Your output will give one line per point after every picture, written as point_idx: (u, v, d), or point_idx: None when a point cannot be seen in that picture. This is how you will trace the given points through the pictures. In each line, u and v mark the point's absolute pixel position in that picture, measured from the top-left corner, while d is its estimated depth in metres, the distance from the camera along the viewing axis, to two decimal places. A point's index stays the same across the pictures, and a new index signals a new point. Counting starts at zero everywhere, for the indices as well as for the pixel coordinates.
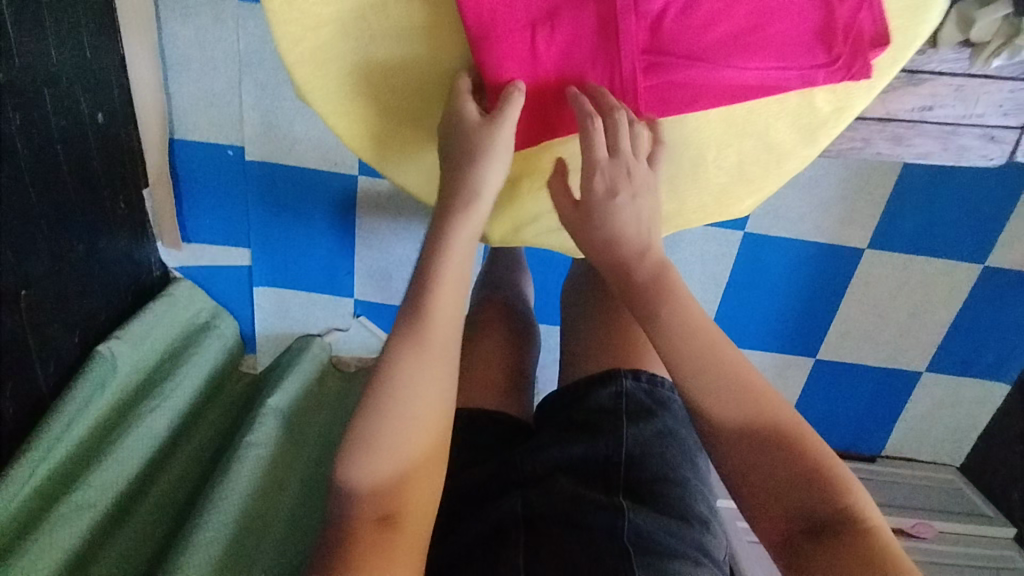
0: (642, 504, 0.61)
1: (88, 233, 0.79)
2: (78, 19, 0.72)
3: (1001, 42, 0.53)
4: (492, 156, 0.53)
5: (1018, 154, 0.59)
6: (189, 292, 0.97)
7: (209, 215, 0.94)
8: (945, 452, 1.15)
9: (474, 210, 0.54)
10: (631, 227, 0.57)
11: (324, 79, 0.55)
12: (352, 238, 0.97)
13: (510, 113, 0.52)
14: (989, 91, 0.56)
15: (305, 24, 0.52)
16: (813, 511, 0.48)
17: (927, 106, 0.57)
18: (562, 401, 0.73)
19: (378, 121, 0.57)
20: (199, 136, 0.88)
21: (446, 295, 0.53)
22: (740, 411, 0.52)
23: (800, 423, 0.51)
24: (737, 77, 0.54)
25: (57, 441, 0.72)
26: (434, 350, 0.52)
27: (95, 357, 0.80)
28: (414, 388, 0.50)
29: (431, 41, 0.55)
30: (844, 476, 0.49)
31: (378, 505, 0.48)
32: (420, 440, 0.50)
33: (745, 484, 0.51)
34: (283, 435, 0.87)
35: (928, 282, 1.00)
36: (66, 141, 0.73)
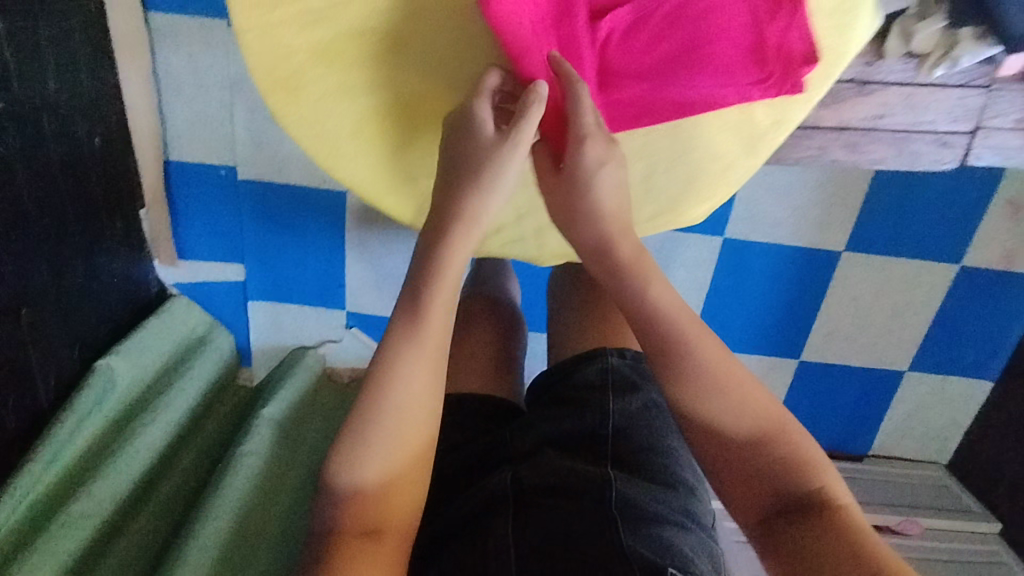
0: (631, 474, 0.63)
1: (86, 252, 0.82)
2: (75, 48, 0.76)
3: (941, 53, 0.57)
4: (493, 187, 0.58)
5: (969, 157, 0.63)
6: (185, 308, 1.00)
7: (203, 232, 0.98)
8: (933, 449, 1.16)
9: (472, 232, 0.59)
10: (610, 202, 0.60)
11: (297, 102, 0.57)
12: (343, 252, 1.00)
13: (525, 125, 0.55)
14: (939, 99, 0.60)
15: (275, 54, 0.55)
16: (781, 489, 0.53)
17: (878, 114, 0.62)
18: (551, 379, 0.77)
19: (348, 142, 0.59)
20: (193, 157, 0.92)
21: (438, 314, 0.58)
22: (713, 398, 0.56)
23: (777, 408, 0.56)
24: (679, 95, 0.57)
25: (58, 454, 0.75)
26: (420, 366, 0.56)
27: (94, 371, 0.83)
28: (404, 405, 0.55)
29: (390, 67, 0.57)
30: (816, 461, 0.54)
31: (361, 519, 0.53)
32: (405, 454, 0.55)
33: (721, 468, 0.55)
34: (278, 443, 0.89)
35: (907, 282, 1.02)
36: (64, 164, 0.76)
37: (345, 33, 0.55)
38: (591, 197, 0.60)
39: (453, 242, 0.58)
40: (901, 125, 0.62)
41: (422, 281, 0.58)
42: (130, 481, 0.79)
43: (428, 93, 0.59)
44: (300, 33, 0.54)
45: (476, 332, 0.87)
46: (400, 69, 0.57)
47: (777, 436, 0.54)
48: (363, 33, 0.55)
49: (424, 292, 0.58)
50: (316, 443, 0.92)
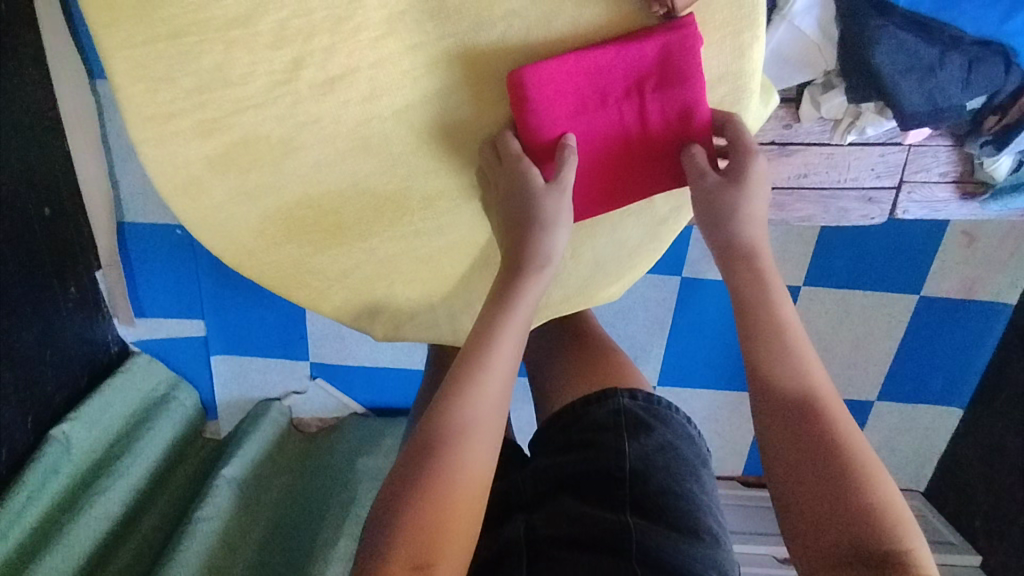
0: (651, 521, 0.61)
1: (39, 321, 0.81)
2: (22, 124, 0.76)
3: (850, 119, 0.66)
4: (555, 223, 0.57)
5: (894, 210, 0.73)
6: (146, 366, 1.00)
7: (160, 290, 0.98)
8: (908, 477, 1.15)
9: (544, 276, 0.58)
10: (749, 224, 0.59)
11: (205, 197, 0.56)
12: (302, 317, 1.02)
13: (569, 174, 0.56)
14: (859, 158, 0.69)
15: (173, 164, 0.54)
16: (864, 541, 0.46)
17: (802, 173, 0.70)
18: (558, 423, 0.75)
19: (255, 240, 0.59)
20: (150, 217, 0.92)
21: (505, 355, 0.55)
22: (790, 430, 0.51)
23: (863, 450, 0.50)
24: (599, 190, 0.60)
25: (10, 525, 0.74)
26: (490, 403, 0.53)
27: (49, 440, 0.83)
28: (474, 420, 0.52)
29: (280, 166, 0.56)
30: (900, 514, 0.47)
31: (412, 555, 0.46)
32: (473, 474, 0.51)
33: (795, 517, 0.49)
34: (236, 506, 0.89)
35: (869, 314, 1.02)
36: (13, 238, 0.76)
37: (242, 139, 0.54)
38: (739, 212, 0.58)
39: (522, 290, 0.57)
40: (827, 182, 0.71)
41: (493, 321, 0.56)
42: (80, 554, 0.78)
43: (332, 191, 0.58)
44: (196, 141, 0.53)
45: None
46: (297, 172, 0.56)
47: (865, 481, 0.48)
48: (259, 137, 0.54)
49: (493, 332, 0.55)
50: (273, 504, 0.93)
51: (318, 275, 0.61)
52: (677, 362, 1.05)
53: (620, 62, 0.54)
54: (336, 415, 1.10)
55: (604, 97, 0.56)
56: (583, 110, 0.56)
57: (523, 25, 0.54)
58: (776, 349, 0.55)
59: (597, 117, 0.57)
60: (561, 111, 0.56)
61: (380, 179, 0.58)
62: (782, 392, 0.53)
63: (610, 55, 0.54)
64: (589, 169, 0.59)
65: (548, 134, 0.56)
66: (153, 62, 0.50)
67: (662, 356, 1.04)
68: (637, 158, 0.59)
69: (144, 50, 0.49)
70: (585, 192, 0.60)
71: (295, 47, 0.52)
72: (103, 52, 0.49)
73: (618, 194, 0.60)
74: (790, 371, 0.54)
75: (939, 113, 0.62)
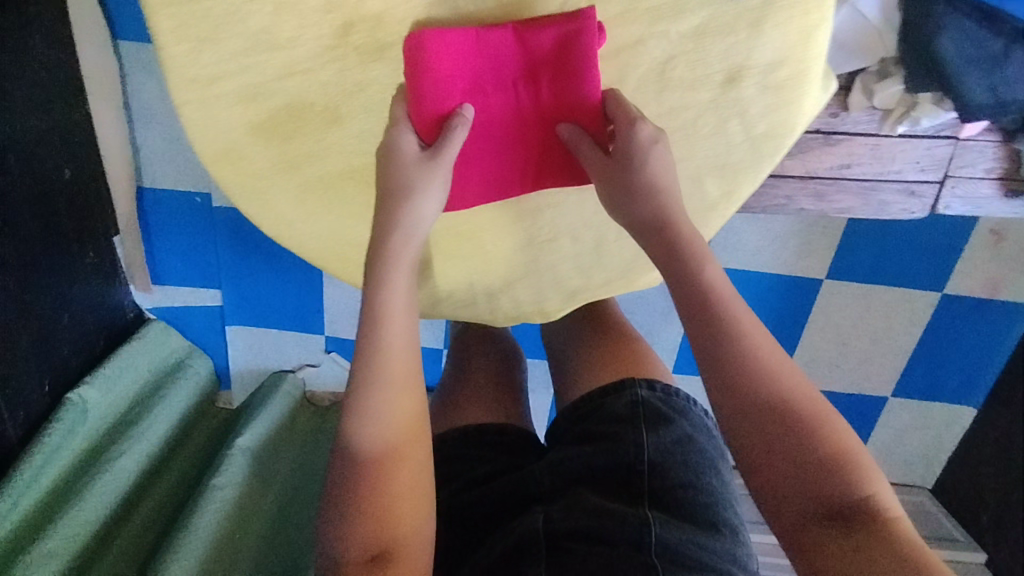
0: (670, 514, 0.62)
1: (56, 284, 0.81)
2: (45, 86, 0.75)
3: (902, 110, 0.65)
4: (416, 191, 0.53)
5: (936, 206, 0.71)
6: (162, 333, 1.00)
7: (179, 258, 0.97)
8: (917, 473, 1.15)
9: (411, 245, 0.54)
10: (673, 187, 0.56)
11: (242, 163, 0.57)
12: (320, 284, 1.01)
13: (451, 148, 0.53)
14: (905, 150, 0.68)
15: (220, 129, 0.55)
16: (830, 498, 0.47)
17: (845, 164, 0.69)
18: (574, 414, 0.74)
19: (294, 210, 0.59)
20: (169, 183, 0.92)
21: (399, 329, 0.53)
22: (739, 407, 0.50)
23: (824, 410, 0.50)
24: (484, 173, 0.59)
25: (25, 488, 0.74)
26: (395, 385, 0.51)
27: (66, 404, 0.83)
28: (384, 404, 0.50)
29: (330, 133, 0.56)
30: (868, 470, 0.48)
31: (370, 545, 0.47)
32: (410, 468, 0.50)
33: (768, 484, 0.48)
34: (251, 475, 0.89)
35: (890, 310, 1.01)
36: (34, 200, 0.76)
37: (287, 105, 0.55)
38: (649, 181, 0.56)
39: (396, 253, 0.53)
40: (869, 174, 0.70)
41: (371, 302, 0.53)
42: (95, 517, 0.78)
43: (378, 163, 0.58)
44: (239, 107, 0.54)
45: (479, 359, 0.87)
46: (344, 142, 0.57)
47: (829, 438, 0.48)
48: (305, 105, 0.55)
49: (379, 312, 0.52)
50: (288, 475, 0.93)
51: (358, 248, 0.61)
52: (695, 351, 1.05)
53: (517, 47, 0.53)
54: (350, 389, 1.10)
55: (500, 79, 0.55)
56: (481, 91, 0.55)
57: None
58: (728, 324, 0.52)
59: (494, 98, 0.56)
60: (455, 89, 0.54)
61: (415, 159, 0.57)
62: (738, 370, 0.51)
63: (507, 37, 0.53)
64: (489, 152, 0.58)
65: (439, 109, 0.54)
66: (200, 20, 0.51)
67: (679, 343, 1.04)
68: (532, 143, 0.58)
69: (190, 10, 0.50)
70: (475, 175, 0.59)
71: (346, 12, 0.52)
72: (149, 11, 0.50)
73: (519, 177, 0.60)
74: (734, 344, 0.52)
75: (1002, 109, 0.60)
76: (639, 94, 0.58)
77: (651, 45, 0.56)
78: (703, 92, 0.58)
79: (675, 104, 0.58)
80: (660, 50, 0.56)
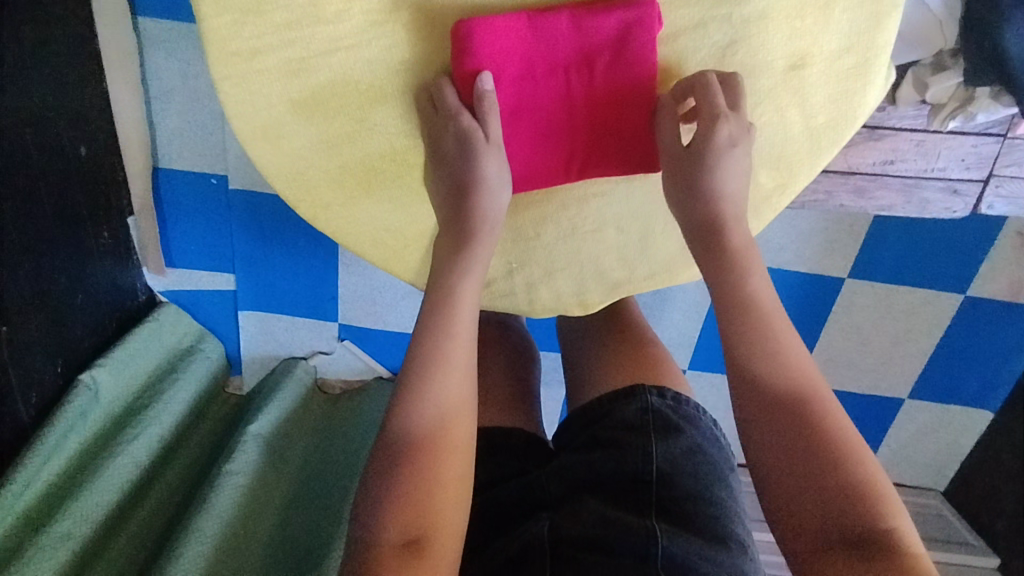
0: (676, 526, 0.61)
1: (70, 264, 0.79)
2: (64, 60, 0.74)
3: (956, 105, 0.64)
4: (479, 184, 0.55)
5: (979, 205, 0.70)
6: (174, 316, 0.98)
7: (193, 241, 0.96)
8: (930, 476, 1.15)
9: (489, 235, 0.56)
10: (732, 182, 0.56)
11: (276, 144, 0.56)
12: (337, 270, 0.99)
13: (491, 125, 0.54)
14: (951, 146, 0.67)
15: (256, 104, 0.54)
16: (846, 523, 0.45)
17: (888, 160, 0.68)
18: (584, 418, 0.74)
19: (329, 193, 0.58)
20: (183, 164, 0.89)
21: (464, 320, 0.54)
22: (765, 411, 0.50)
23: (851, 436, 0.48)
24: (531, 159, 0.58)
25: (36, 471, 0.73)
26: (433, 381, 0.51)
27: (78, 386, 0.81)
28: (434, 402, 0.50)
29: (369, 112, 0.56)
30: (890, 498, 0.46)
31: (406, 530, 0.46)
32: (449, 464, 0.49)
33: (783, 503, 0.47)
34: (263, 462, 0.88)
35: (911, 311, 1.00)
36: (50, 176, 0.74)
37: (328, 81, 0.54)
38: (715, 180, 0.55)
39: (470, 258, 0.55)
40: (913, 170, 0.69)
41: (443, 295, 0.54)
42: (107, 501, 0.77)
43: (416, 147, 0.58)
44: (279, 83, 0.54)
45: (494, 354, 0.87)
46: (381, 123, 0.56)
47: (856, 465, 0.47)
48: (349, 83, 0.54)
49: (450, 307, 0.54)
50: (299, 465, 0.93)
51: (397, 234, 0.60)
52: (712, 348, 1.03)
53: (573, 32, 0.53)
54: (362, 377, 1.09)
55: (553, 64, 0.54)
56: (532, 76, 0.55)
57: None
58: (767, 333, 0.52)
59: (546, 83, 0.55)
60: (506, 74, 0.54)
61: None
62: (771, 381, 0.50)
63: (563, 22, 0.53)
64: (538, 137, 0.57)
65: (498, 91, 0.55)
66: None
67: (696, 340, 1.03)
68: (582, 131, 0.57)
69: None
70: (520, 160, 0.58)
71: None
72: None
73: (566, 165, 0.58)
74: (767, 353, 0.51)
75: None
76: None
77: (712, 29, 0.55)
78: (764, 78, 0.56)
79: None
80: (721, 34, 0.55)
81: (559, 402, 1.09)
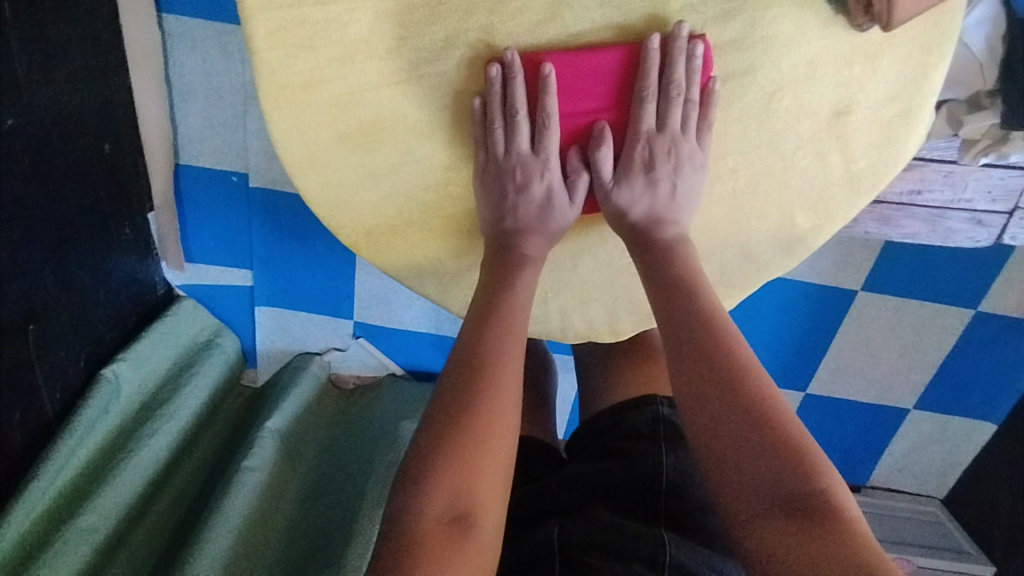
0: (685, 536, 0.62)
1: (94, 261, 0.80)
2: (90, 58, 0.74)
3: (988, 142, 0.63)
4: (536, 228, 0.58)
5: (1004, 235, 0.71)
6: (191, 311, 0.99)
7: (213, 238, 0.96)
8: (930, 484, 1.17)
9: (527, 272, 0.58)
10: (667, 199, 0.57)
11: (313, 167, 0.56)
12: (353, 269, 1.00)
13: (535, 185, 0.57)
14: (978, 178, 0.67)
15: (301, 125, 0.55)
16: (793, 492, 0.44)
17: (916, 190, 0.69)
18: (596, 427, 0.76)
19: (371, 218, 0.59)
20: (205, 162, 0.90)
21: (517, 328, 0.56)
22: (721, 389, 0.48)
23: (804, 435, 0.47)
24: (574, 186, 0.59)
25: (62, 464, 0.74)
26: (484, 386, 0.51)
27: (102, 380, 0.82)
28: (480, 402, 0.50)
29: (414, 140, 0.56)
30: (837, 488, 0.45)
31: (448, 507, 0.47)
32: (489, 471, 0.49)
33: (732, 494, 0.46)
34: (280, 458, 0.89)
35: (921, 325, 1.00)
36: (74, 174, 0.74)
37: (376, 115, 0.55)
38: (652, 199, 0.57)
39: (519, 279, 0.57)
40: (940, 201, 0.70)
41: (492, 301, 0.56)
42: (129, 496, 0.79)
43: (455, 172, 0.59)
44: (326, 108, 0.55)
45: None
46: (423, 154, 0.57)
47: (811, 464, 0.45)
48: (397, 116, 0.55)
49: (488, 315, 0.55)
50: (313, 459, 0.94)
51: (433, 257, 0.61)
52: None
53: (621, 66, 0.54)
54: (376, 374, 1.11)
55: (599, 99, 0.55)
56: (578, 110, 0.55)
57: (696, 20, 0.53)
58: (715, 331, 0.52)
59: (590, 118, 0.56)
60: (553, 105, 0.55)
61: (485, 169, 0.57)
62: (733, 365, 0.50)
63: (612, 56, 0.53)
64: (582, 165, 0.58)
65: (576, 127, 0.56)
66: (298, 27, 0.52)
67: None
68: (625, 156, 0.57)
69: (289, 11, 0.51)
70: None
71: (449, 24, 0.53)
72: (247, 12, 0.51)
73: None
74: (720, 339, 0.51)
75: None
76: (742, 122, 0.57)
77: (761, 74, 0.55)
78: (808, 125, 0.56)
79: (773, 134, 0.57)
80: (769, 79, 0.55)
81: (572, 405, 1.10)
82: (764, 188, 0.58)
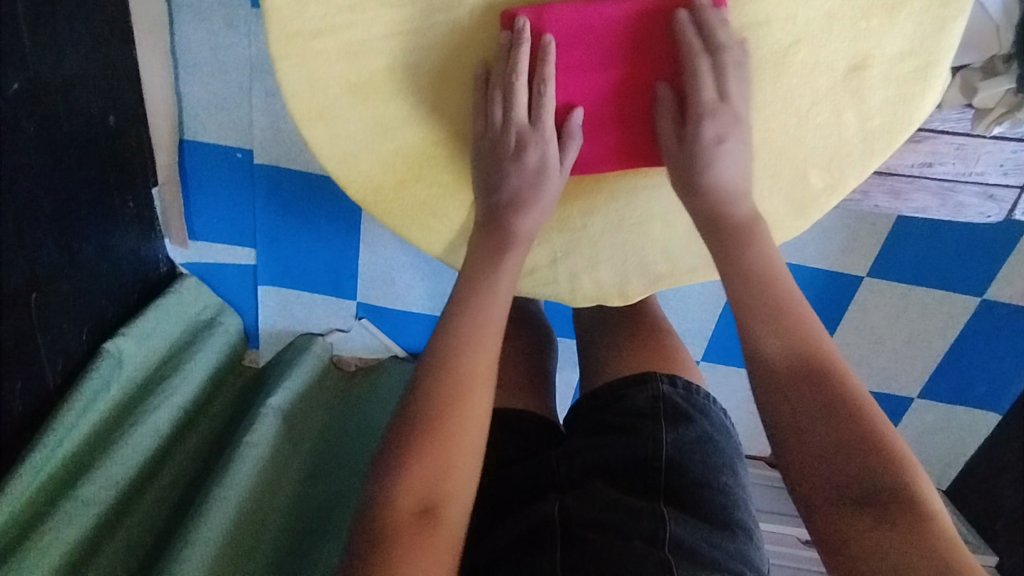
0: (684, 511, 0.62)
1: (98, 233, 0.80)
2: (96, 24, 0.73)
3: (1004, 110, 0.63)
4: (530, 203, 0.57)
5: (1015, 210, 0.71)
6: (194, 289, 0.99)
7: (216, 216, 0.96)
8: (933, 473, 1.16)
9: (508, 256, 0.57)
10: (732, 172, 0.57)
11: (323, 124, 0.56)
12: (356, 246, 0.99)
13: (531, 154, 0.56)
14: (991, 150, 0.67)
15: (314, 78, 0.55)
16: (875, 482, 0.45)
17: (928, 162, 0.69)
18: (594, 403, 0.75)
19: (382, 175, 0.59)
20: (210, 136, 0.89)
21: (496, 316, 0.56)
22: (790, 381, 0.49)
23: (886, 428, 0.47)
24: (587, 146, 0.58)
25: (64, 437, 0.74)
26: (460, 377, 0.52)
27: (104, 354, 0.82)
28: (454, 394, 0.51)
29: (413, 100, 0.57)
30: (917, 480, 0.45)
31: (416, 498, 0.47)
32: (458, 462, 0.49)
33: (805, 484, 0.47)
34: (281, 436, 0.89)
35: (928, 311, 1.00)
36: (79, 143, 0.74)
37: (388, 68, 0.55)
38: (716, 175, 0.56)
39: (502, 263, 0.57)
40: (950, 174, 0.69)
41: (476, 282, 0.56)
42: (129, 469, 0.79)
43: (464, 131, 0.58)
44: (337, 63, 0.55)
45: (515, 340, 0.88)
46: (432, 110, 0.57)
47: (893, 459, 0.46)
48: (408, 68, 0.56)
49: (473, 298, 0.56)
50: (314, 437, 0.94)
51: (442, 219, 0.61)
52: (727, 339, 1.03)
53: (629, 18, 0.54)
54: (377, 356, 1.10)
55: (610, 53, 0.54)
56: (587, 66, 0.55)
57: None
58: (794, 322, 0.52)
59: (602, 73, 0.55)
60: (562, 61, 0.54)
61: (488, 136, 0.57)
62: (778, 352, 0.51)
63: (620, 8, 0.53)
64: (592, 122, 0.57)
65: (587, 85, 0.55)
66: None
67: (710, 333, 1.01)
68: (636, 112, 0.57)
69: None
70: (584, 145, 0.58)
71: None
72: None
73: (627, 152, 0.58)
74: (785, 326, 0.52)
75: None
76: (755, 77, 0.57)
77: (775, 28, 0.55)
78: (823, 80, 0.56)
79: (786, 91, 0.57)
80: (783, 32, 0.55)
81: (574, 386, 1.10)
82: (778, 145, 0.58)
